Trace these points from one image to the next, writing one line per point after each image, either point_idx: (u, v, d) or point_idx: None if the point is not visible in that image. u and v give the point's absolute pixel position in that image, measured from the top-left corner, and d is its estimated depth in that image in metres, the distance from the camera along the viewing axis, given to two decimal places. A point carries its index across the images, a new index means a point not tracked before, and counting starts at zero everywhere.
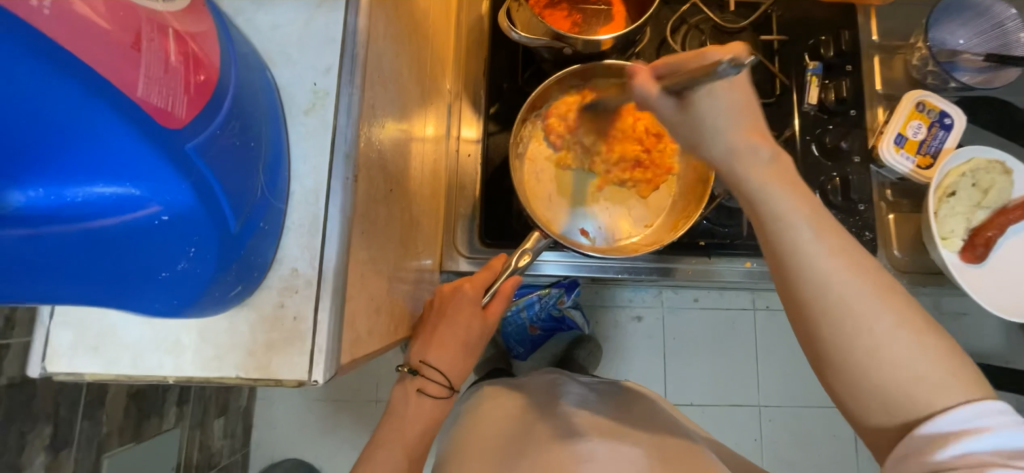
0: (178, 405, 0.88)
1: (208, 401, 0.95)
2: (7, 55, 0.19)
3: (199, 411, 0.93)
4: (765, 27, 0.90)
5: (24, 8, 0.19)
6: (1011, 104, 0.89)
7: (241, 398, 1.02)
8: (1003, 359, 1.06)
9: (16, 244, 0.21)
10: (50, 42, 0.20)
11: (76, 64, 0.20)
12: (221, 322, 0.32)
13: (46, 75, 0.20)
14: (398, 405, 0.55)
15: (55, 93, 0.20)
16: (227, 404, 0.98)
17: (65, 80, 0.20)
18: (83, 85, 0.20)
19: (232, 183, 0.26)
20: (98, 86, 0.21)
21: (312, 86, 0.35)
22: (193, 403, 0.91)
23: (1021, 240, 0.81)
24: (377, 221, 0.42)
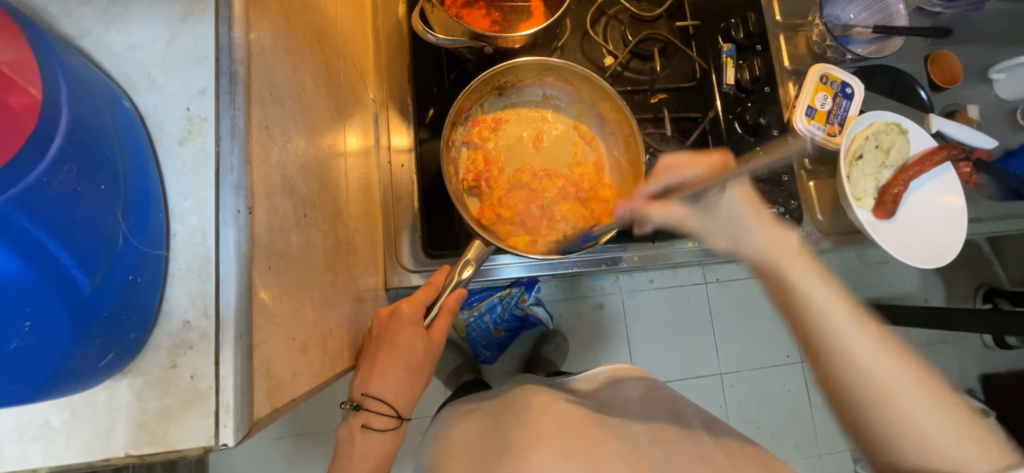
0: None
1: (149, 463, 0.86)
2: None
3: None
4: (678, 14, 0.93)
5: None
6: (901, 69, 0.98)
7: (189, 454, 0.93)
8: (922, 300, 1.22)
9: None
10: None
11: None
12: (100, 395, 0.27)
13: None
14: (345, 444, 0.53)
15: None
16: (173, 463, 0.90)
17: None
18: None
19: (80, 237, 0.22)
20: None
21: (185, 111, 0.31)
22: None
23: (920, 194, 0.89)
24: (290, 251, 0.38)
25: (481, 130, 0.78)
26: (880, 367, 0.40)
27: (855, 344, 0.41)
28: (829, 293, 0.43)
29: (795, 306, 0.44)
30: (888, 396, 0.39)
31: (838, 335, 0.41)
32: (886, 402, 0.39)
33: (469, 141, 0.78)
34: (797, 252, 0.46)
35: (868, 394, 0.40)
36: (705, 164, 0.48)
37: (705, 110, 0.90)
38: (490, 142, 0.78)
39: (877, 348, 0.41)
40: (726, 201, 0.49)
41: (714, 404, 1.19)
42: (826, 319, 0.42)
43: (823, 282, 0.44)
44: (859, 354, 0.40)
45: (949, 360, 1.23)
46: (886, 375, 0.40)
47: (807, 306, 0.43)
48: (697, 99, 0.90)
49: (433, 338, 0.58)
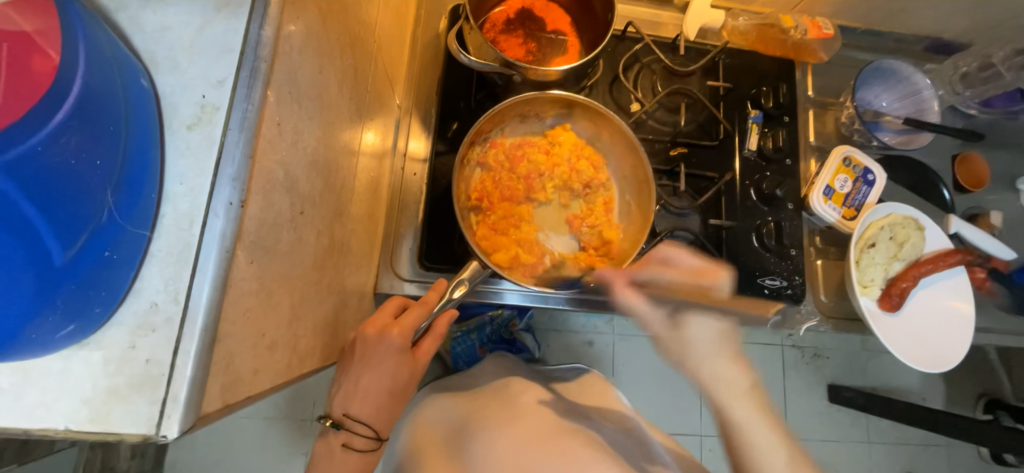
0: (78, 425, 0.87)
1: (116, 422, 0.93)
2: None
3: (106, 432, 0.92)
4: (712, 73, 0.94)
5: None
6: (926, 164, 0.97)
7: None
8: (920, 397, 1.18)
9: None
10: None
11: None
12: (54, 362, 0.27)
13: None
14: (322, 461, 0.56)
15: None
16: None
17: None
18: None
19: (61, 207, 0.22)
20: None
21: (200, 98, 0.31)
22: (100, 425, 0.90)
23: (929, 292, 0.87)
24: (278, 247, 0.38)
25: (497, 153, 0.78)
26: (740, 410, 0.48)
27: (737, 403, 0.48)
28: (734, 368, 0.49)
29: (700, 375, 0.50)
30: (742, 442, 0.47)
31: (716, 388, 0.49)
32: (724, 397, 0.48)
33: (484, 161, 0.78)
34: (723, 334, 0.50)
35: (738, 441, 0.48)
36: (702, 291, 0.52)
37: (723, 172, 0.89)
38: (503, 162, 0.78)
39: (746, 405, 0.48)
40: (700, 326, 0.50)
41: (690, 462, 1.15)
42: (710, 378, 0.49)
43: (734, 360, 0.49)
44: (738, 411, 0.48)
45: (940, 465, 1.18)
46: (758, 433, 0.47)
47: (699, 363, 0.50)
48: (717, 158, 0.90)
49: (418, 360, 0.61)
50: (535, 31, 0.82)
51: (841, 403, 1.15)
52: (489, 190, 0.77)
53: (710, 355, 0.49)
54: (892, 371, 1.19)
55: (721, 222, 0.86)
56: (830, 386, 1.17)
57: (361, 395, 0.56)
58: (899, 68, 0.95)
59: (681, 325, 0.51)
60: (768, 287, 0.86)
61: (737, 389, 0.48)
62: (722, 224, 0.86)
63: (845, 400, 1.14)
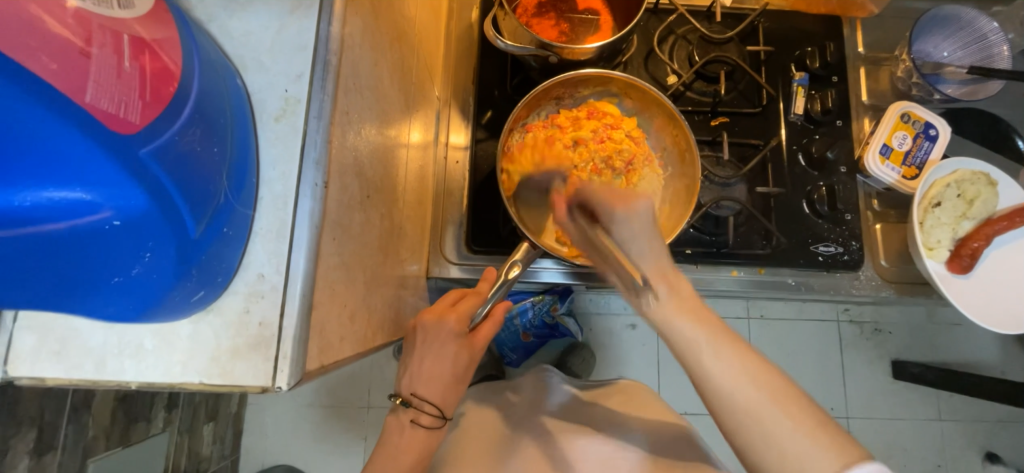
0: (167, 411, 0.90)
1: (198, 406, 0.98)
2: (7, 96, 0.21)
3: (188, 417, 0.95)
4: (751, 38, 0.91)
5: None
6: (996, 115, 0.90)
7: (231, 405, 1.07)
8: (997, 370, 1.11)
9: None
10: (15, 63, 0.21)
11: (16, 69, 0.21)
12: (185, 327, 0.32)
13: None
14: (393, 435, 0.61)
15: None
16: (218, 410, 1.03)
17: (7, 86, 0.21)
18: (35, 93, 0.21)
19: (192, 189, 0.26)
20: (41, 89, 0.21)
21: (283, 92, 0.35)
22: (182, 409, 0.93)
23: (1005, 251, 0.81)
24: (352, 227, 0.42)
25: (537, 134, 0.79)
26: (744, 396, 0.40)
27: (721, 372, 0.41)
28: (716, 338, 0.42)
29: (690, 364, 0.43)
30: (750, 426, 0.40)
31: (717, 388, 0.41)
32: (699, 368, 0.42)
33: (524, 146, 0.78)
34: (672, 287, 0.45)
35: (740, 428, 0.40)
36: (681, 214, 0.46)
37: (767, 138, 0.87)
38: (543, 147, 0.79)
39: (749, 387, 0.40)
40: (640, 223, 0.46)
41: None
42: (699, 356, 0.42)
43: (697, 313, 0.43)
44: (734, 390, 0.40)
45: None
46: (794, 446, 0.38)
47: (687, 341, 0.43)
48: (760, 125, 0.88)
49: (476, 342, 0.63)
50: (567, 11, 0.83)
51: (908, 379, 1.09)
52: (532, 176, 0.78)
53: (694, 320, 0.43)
54: (963, 344, 1.12)
55: (768, 189, 0.84)
56: (893, 361, 1.12)
57: (423, 372, 0.61)
58: (961, 13, 0.88)
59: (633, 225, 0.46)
60: (823, 254, 0.84)
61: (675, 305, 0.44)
62: (770, 191, 0.83)
63: (909, 375, 1.09)
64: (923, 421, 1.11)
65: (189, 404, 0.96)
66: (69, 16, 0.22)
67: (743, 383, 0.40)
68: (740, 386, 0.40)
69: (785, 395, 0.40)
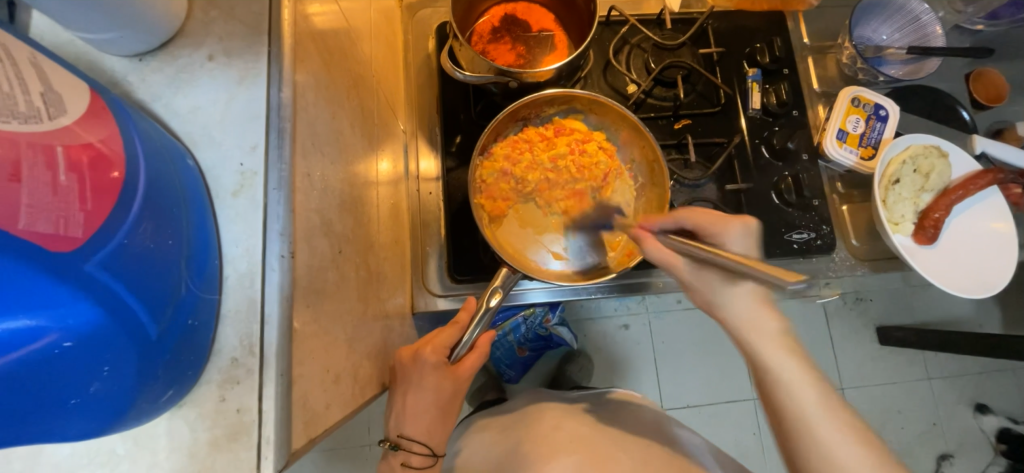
0: None
1: None
2: None
3: None
4: (703, 40, 0.93)
5: None
6: (939, 89, 0.95)
7: None
8: (975, 324, 1.15)
9: None
10: None
11: None
12: (159, 425, 0.30)
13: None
14: None
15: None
16: None
17: None
18: None
19: (148, 289, 0.25)
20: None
21: (238, 166, 0.34)
22: None
23: (964, 218, 0.85)
24: (326, 288, 0.41)
25: (508, 152, 0.80)
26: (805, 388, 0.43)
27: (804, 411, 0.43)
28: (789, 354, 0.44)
29: (745, 340, 0.46)
30: (812, 437, 0.42)
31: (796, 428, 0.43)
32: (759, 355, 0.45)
33: (496, 167, 0.79)
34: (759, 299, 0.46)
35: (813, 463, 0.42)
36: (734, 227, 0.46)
37: (730, 136, 0.89)
38: (516, 167, 0.79)
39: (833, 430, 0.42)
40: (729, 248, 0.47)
41: (747, 429, 1.15)
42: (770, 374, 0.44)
43: (795, 357, 0.44)
44: (821, 431, 0.42)
45: (1010, 391, 1.14)
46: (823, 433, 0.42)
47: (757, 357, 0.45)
48: (721, 123, 0.90)
49: (461, 373, 0.63)
50: (522, 33, 0.84)
51: (895, 344, 1.12)
52: (508, 196, 0.79)
53: (769, 348, 0.44)
54: (941, 304, 1.16)
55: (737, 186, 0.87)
56: (878, 328, 1.15)
57: (412, 411, 0.60)
58: None
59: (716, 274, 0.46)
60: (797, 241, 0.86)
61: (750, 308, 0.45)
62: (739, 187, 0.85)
63: (896, 340, 1.12)
64: (915, 383, 1.14)
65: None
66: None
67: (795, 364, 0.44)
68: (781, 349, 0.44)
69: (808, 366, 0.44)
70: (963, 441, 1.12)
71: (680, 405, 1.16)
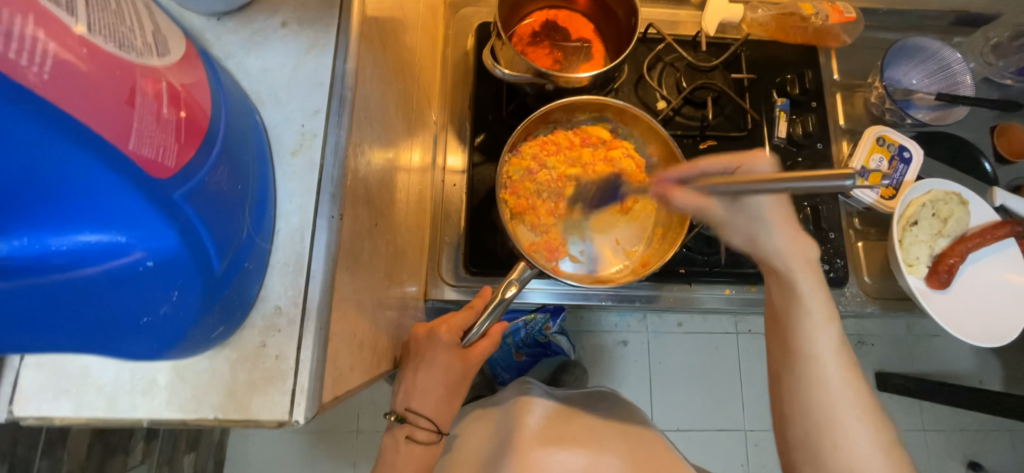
0: (145, 442, 0.90)
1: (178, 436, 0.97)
2: (51, 147, 0.20)
3: (168, 448, 0.96)
4: (735, 65, 0.95)
5: (22, 73, 0.19)
6: (963, 138, 0.96)
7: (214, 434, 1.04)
8: (975, 380, 1.15)
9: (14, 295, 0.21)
10: (56, 109, 0.20)
11: (65, 119, 0.20)
12: (201, 362, 0.32)
13: (21, 122, 0.20)
14: (389, 452, 0.61)
15: (25, 133, 0.20)
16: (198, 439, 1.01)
17: (57, 139, 0.20)
18: (76, 139, 0.20)
19: (218, 227, 0.27)
20: (88, 137, 0.21)
21: (300, 127, 0.36)
22: (161, 439, 0.94)
23: (979, 267, 0.85)
24: (362, 256, 0.43)
25: (536, 152, 0.81)
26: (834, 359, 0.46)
27: (833, 384, 0.45)
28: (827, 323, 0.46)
29: (787, 295, 0.48)
30: (828, 406, 0.44)
31: (829, 402, 0.44)
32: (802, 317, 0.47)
33: (522, 165, 0.81)
34: (815, 271, 0.48)
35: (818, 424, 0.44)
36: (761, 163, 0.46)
37: None
38: (543, 167, 0.81)
39: (861, 416, 0.44)
40: (758, 201, 0.48)
41: (735, 458, 1.15)
42: (815, 337, 0.46)
43: (833, 333, 0.46)
44: (838, 401, 0.44)
45: (1007, 450, 1.13)
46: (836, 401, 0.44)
47: (800, 317, 0.47)
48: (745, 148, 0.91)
49: (470, 357, 0.64)
50: (560, 40, 0.86)
51: (893, 391, 1.12)
52: (532, 194, 0.80)
53: (815, 313, 0.47)
54: (943, 355, 1.16)
55: None
56: (877, 373, 1.15)
57: (422, 389, 0.61)
58: (927, 44, 0.94)
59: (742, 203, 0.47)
60: None
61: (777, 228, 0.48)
62: None
63: (894, 387, 1.12)
64: (911, 432, 1.14)
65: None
66: (110, 68, 0.22)
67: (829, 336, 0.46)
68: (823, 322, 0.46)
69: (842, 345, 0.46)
70: None
71: (672, 428, 1.16)
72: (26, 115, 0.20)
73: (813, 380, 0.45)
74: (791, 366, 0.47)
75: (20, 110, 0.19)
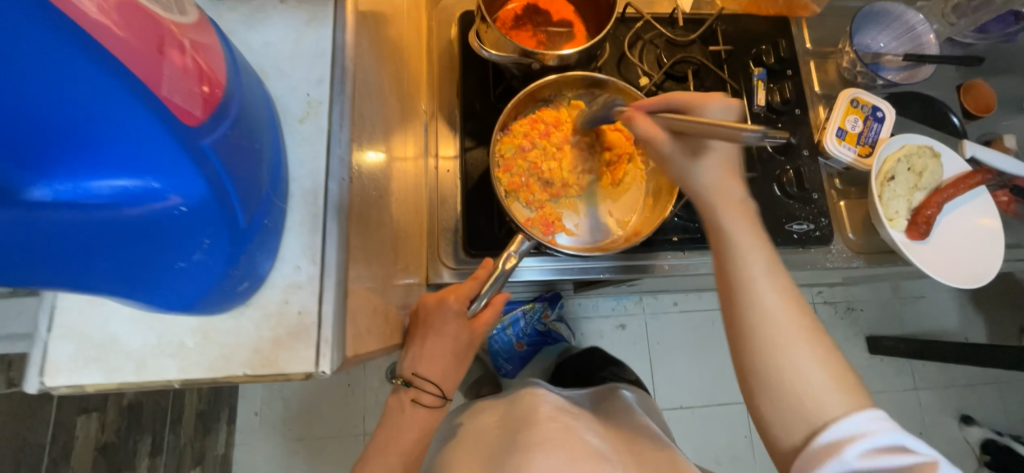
0: (150, 457, 0.91)
1: (183, 451, 1.00)
2: (94, 90, 0.21)
3: (174, 462, 0.98)
4: (711, 40, 0.98)
5: (80, 16, 0.21)
6: (933, 97, 1.00)
7: (218, 447, 1.10)
8: (962, 336, 1.21)
9: (58, 236, 0.22)
10: (109, 56, 0.21)
11: (116, 67, 0.22)
12: (226, 321, 0.33)
13: (68, 57, 0.21)
14: (394, 413, 0.62)
15: (73, 74, 0.21)
16: (204, 453, 1.06)
17: (108, 87, 0.21)
18: (126, 87, 0.22)
19: (241, 180, 0.28)
20: (135, 87, 0.22)
21: (305, 96, 0.37)
22: (167, 454, 0.96)
23: (954, 216, 0.90)
24: (370, 226, 0.44)
25: (526, 130, 0.83)
26: (774, 307, 0.48)
27: (779, 333, 0.47)
28: (767, 272, 0.48)
29: (726, 257, 0.49)
30: (776, 353, 0.47)
31: (768, 337, 0.47)
32: (748, 276, 0.48)
33: (513, 144, 0.82)
34: (738, 206, 0.50)
35: (774, 375, 0.47)
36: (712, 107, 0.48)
37: None
38: (532, 145, 0.83)
39: (796, 336, 0.47)
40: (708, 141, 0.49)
41: (738, 430, 1.18)
42: (750, 279, 0.48)
43: (773, 283, 0.48)
44: (785, 347, 0.46)
45: (993, 402, 1.19)
46: (784, 349, 0.47)
47: (740, 272, 0.49)
48: None
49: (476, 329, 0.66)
50: (543, 22, 0.88)
51: (884, 352, 1.16)
52: (524, 171, 0.82)
53: (751, 264, 0.49)
54: (928, 314, 1.22)
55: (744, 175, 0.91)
56: (869, 337, 1.19)
57: (429, 355, 0.63)
58: (893, 8, 0.98)
59: (699, 152, 0.49)
60: (797, 231, 0.90)
61: (714, 171, 0.49)
62: None
63: (886, 349, 1.16)
64: (903, 391, 1.18)
65: (174, 449, 0.98)
66: (145, 19, 0.23)
67: (769, 291, 0.48)
68: (759, 275, 0.48)
69: (782, 287, 0.49)
70: (950, 449, 1.15)
71: (675, 406, 1.19)
72: (78, 57, 0.21)
73: (761, 334, 0.47)
74: (733, 314, 0.49)
75: (71, 52, 0.21)
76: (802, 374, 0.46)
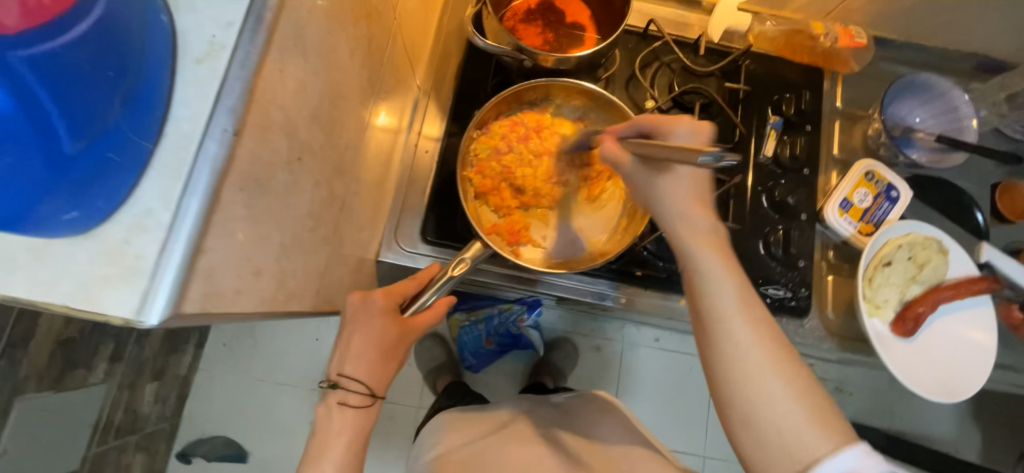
0: (110, 362, 0.89)
1: (144, 364, 0.99)
2: None
3: (132, 373, 0.96)
4: (733, 75, 0.92)
5: None
6: (960, 188, 0.92)
7: (179, 368, 1.12)
8: (951, 446, 1.13)
9: None
10: None
11: None
12: (60, 247, 0.31)
13: None
14: (323, 420, 0.61)
15: None
16: (163, 371, 1.06)
17: None
18: None
19: (74, 103, 0.30)
20: None
21: (210, 37, 0.35)
22: (127, 363, 0.93)
23: (948, 320, 0.82)
24: (272, 186, 0.42)
25: (504, 131, 0.80)
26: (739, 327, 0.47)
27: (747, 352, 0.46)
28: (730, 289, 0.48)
29: (692, 274, 0.50)
30: (746, 376, 0.45)
31: (734, 357, 0.46)
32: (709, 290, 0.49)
33: (489, 143, 0.80)
34: (707, 236, 0.51)
35: (744, 400, 0.45)
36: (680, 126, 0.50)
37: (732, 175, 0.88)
38: (507, 147, 0.80)
39: (764, 354, 0.46)
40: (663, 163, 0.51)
41: None
42: (710, 297, 0.48)
43: (738, 296, 0.48)
44: (753, 367, 0.45)
45: None
46: (755, 371, 0.45)
47: (702, 288, 0.49)
48: None
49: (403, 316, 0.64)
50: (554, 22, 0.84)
51: None
52: (496, 174, 0.79)
53: (713, 280, 0.49)
54: (920, 414, 1.15)
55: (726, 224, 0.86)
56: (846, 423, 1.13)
57: (355, 353, 0.61)
58: (935, 82, 0.91)
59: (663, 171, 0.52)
60: (770, 296, 0.84)
61: (676, 192, 0.52)
62: None
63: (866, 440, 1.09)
64: None
65: (136, 361, 0.96)
66: None
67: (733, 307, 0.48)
68: (723, 291, 0.48)
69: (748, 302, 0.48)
70: None
71: None
72: None
73: (728, 354, 0.46)
74: (700, 333, 0.49)
75: None
76: (772, 397, 0.44)
